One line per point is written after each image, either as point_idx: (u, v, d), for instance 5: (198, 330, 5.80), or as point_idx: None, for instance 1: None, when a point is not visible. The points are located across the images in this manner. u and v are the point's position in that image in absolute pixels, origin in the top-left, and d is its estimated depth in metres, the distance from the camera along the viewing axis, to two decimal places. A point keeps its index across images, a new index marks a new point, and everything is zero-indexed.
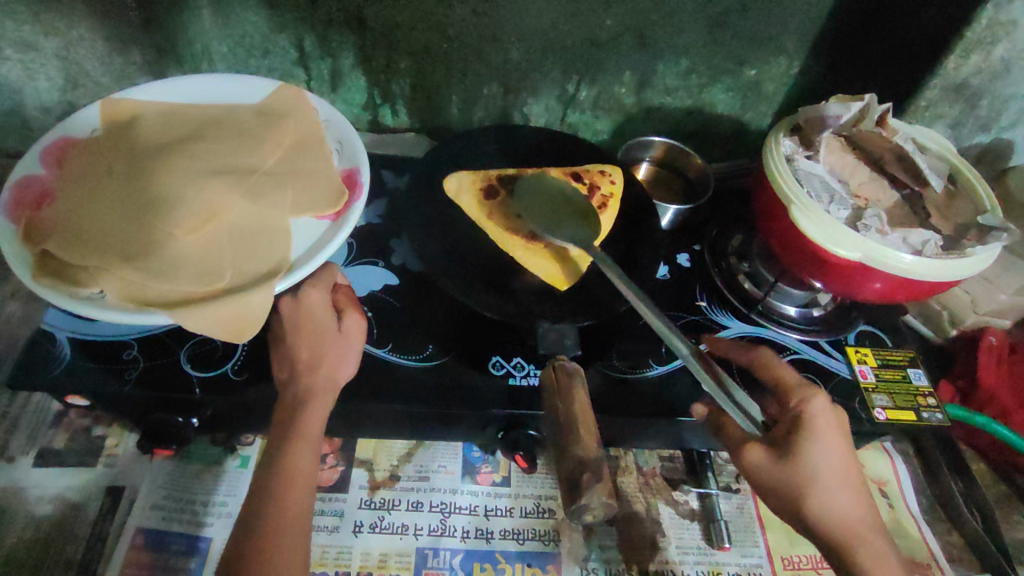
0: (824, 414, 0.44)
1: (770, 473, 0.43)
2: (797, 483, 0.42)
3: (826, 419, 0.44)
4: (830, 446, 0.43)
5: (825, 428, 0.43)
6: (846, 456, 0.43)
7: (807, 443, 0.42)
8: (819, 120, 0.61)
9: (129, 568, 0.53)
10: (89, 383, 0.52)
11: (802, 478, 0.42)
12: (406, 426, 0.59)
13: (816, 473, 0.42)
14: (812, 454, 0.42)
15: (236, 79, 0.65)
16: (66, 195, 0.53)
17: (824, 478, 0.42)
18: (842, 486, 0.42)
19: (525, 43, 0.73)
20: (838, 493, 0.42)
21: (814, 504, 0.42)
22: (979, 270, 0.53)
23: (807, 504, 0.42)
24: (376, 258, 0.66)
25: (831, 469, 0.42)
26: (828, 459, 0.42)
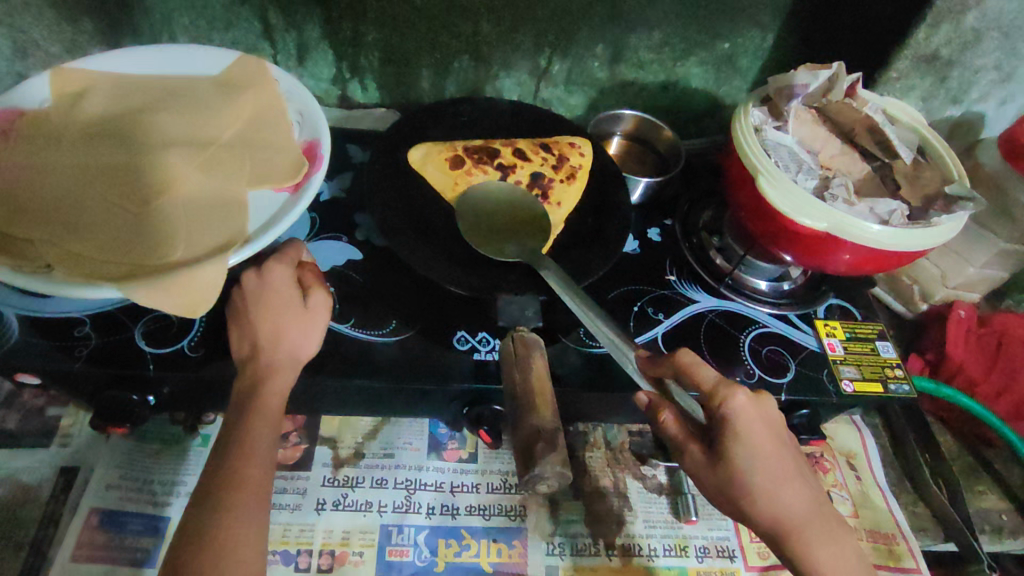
0: (749, 410, 0.41)
1: (705, 472, 0.42)
2: (733, 485, 0.41)
3: (751, 416, 0.41)
4: (759, 446, 0.41)
5: (751, 428, 0.41)
6: (779, 448, 0.41)
7: (733, 447, 0.40)
8: (787, 90, 0.60)
9: (82, 549, 0.52)
10: (37, 360, 0.50)
11: (735, 480, 0.41)
12: (370, 403, 0.58)
13: (751, 475, 0.41)
14: (741, 461, 0.40)
15: (193, 48, 0.63)
16: (13, 167, 0.51)
17: (758, 479, 0.41)
18: (780, 479, 0.41)
19: (495, 14, 0.72)
20: (780, 490, 0.41)
21: (751, 503, 0.41)
22: (948, 240, 0.53)
23: (746, 503, 0.42)
24: (340, 233, 0.64)
25: (763, 468, 0.41)
26: (758, 459, 0.41)
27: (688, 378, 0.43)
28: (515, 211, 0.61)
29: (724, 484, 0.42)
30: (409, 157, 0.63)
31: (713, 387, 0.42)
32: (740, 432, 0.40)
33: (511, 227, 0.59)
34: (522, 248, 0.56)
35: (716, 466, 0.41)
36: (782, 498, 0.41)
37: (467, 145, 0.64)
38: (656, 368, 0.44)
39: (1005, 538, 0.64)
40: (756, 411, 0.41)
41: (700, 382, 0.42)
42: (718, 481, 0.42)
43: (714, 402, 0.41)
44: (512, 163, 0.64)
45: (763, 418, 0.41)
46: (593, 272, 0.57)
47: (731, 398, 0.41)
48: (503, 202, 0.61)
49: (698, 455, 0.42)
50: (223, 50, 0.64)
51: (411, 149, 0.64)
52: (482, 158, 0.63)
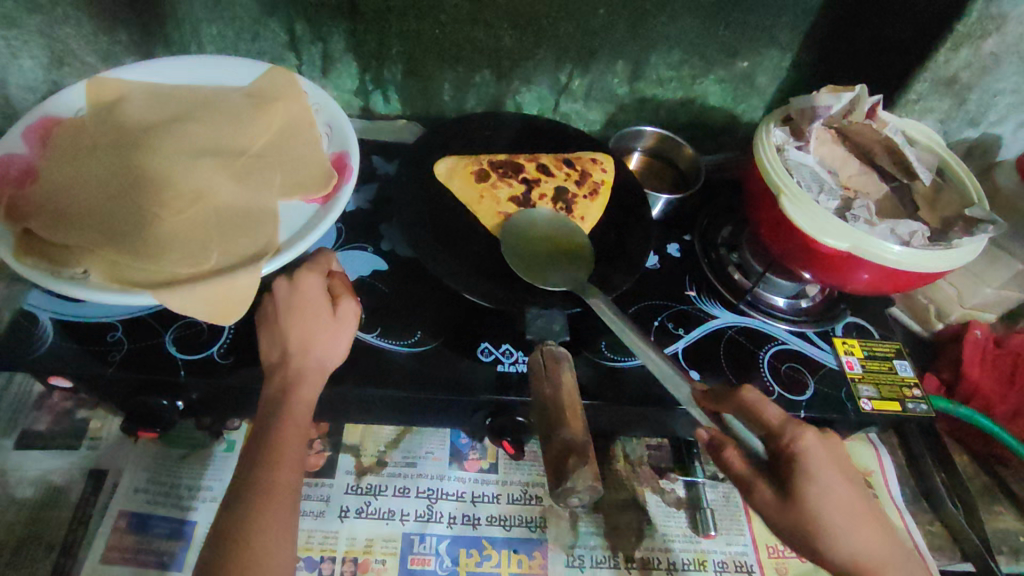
0: (817, 448, 0.41)
1: (771, 513, 0.41)
2: (803, 525, 0.40)
3: (819, 454, 0.41)
4: (831, 485, 0.40)
5: (818, 465, 0.40)
6: (849, 487, 0.41)
7: (805, 485, 0.40)
8: (809, 111, 0.61)
9: (111, 551, 0.53)
10: (70, 365, 0.51)
11: (808, 520, 0.40)
12: (394, 413, 0.58)
13: (823, 514, 0.40)
14: (811, 500, 0.40)
15: (224, 60, 0.64)
16: (50, 173, 0.52)
17: (831, 518, 0.40)
18: (851, 519, 0.41)
19: (518, 29, 0.73)
20: (852, 531, 0.41)
21: (825, 545, 0.40)
22: (968, 262, 0.54)
23: (819, 545, 0.40)
24: (365, 244, 0.65)
25: (834, 506, 0.40)
26: (831, 497, 0.40)
27: (752, 415, 0.43)
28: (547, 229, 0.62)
29: (790, 523, 0.41)
30: (434, 170, 0.64)
31: (780, 424, 0.42)
32: (811, 469, 0.40)
33: (544, 248, 0.60)
34: (567, 277, 0.56)
35: (787, 507, 0.41)
36: (854, 540, 0.41)
37: (491, 159, 0.65)
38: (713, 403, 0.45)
39: (1023, 559, 0.64)
40: (824, 448, 0.41)
41: (767, 418, 0.42)
42: (789, 521, 0.41)
43: (782, 438, 0.41)
44: (534, 177, 0.65)
45: (831, 455, 0.41)
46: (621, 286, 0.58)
47: (801, 435, 0.41)
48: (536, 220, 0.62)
49: (769, 496, 0.41)
50: (253, 62, 0.65)
51: (437, 163, 0.64)
52: (506, 172, 0.64)
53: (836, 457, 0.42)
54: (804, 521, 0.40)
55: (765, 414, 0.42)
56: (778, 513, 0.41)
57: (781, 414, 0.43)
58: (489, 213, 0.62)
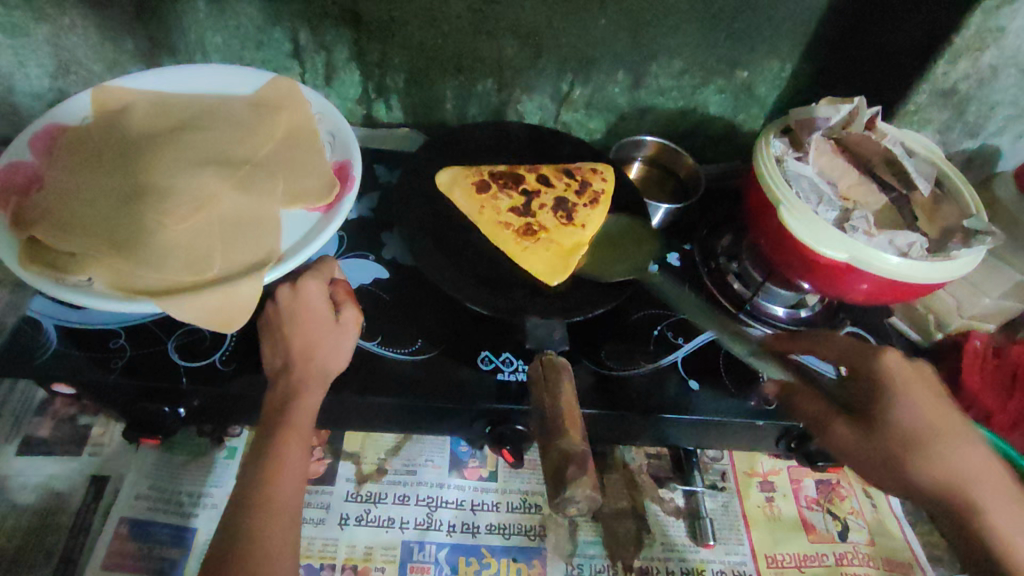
0: (905, 370, 0.50)
1: (854, 445, 0.50)
2: (888, 443, 0.48)
3: (906, 374, 0.50)
4: (918, 400, 0.48)
5: (904, 384, 0.49)
6: (934, 409, 0.49)
7: (890, 401, 0.49)
8: (808, 122, 0.61)
9: (112, 557, 0.53)
10: (74, 371, 0.51)
11: (897, 437, 0.48)
12: (395, 421, 0.59)
13: (909, 428, 0.48)
14: (898, 414, 0.48)
15: (228, 69, 0.65)
16: (56, 181, 0.52)
17: (919, 429, 0.48)
18: (932, 434, 0.48)
19: (519, 39, 0.73)
20: (939, 445, 0.47)
21: (913, 460, 0.47)
22: (967, 273, 0.54)
23: (905, 464, 0.47)
24: (367, 252, 0.66)
25: (921, 420, 0.48)
26: (911, 413, 0.48)
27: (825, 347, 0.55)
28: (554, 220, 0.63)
29: (873, 451, 0.49)
30: (436, 180, 0.64)
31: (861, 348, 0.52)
32: (890, 385, 0.49)
33: (547, 257, 0.60)
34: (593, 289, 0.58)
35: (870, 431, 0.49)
36: (943, 458, 0.47)
37: (491, 169, 0.66)
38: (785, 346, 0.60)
39: None
40: (910, 370, 0.50)
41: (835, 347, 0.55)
42: (875, 448, 0.49)
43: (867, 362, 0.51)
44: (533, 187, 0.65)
45: (921, 378, 0.50)
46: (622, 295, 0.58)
47: (887, 356, 0.51)
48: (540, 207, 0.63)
49: (847, 433, 0.50)
50: (257, 71, 0.66)
51: (438, 173, 0.65)
52: (506, 183, 0.65)
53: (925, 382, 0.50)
54: (892, 436, 0.48)
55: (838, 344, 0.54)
56: (863, 442, 0.49)
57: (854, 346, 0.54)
58: (490, 222, 0.62)
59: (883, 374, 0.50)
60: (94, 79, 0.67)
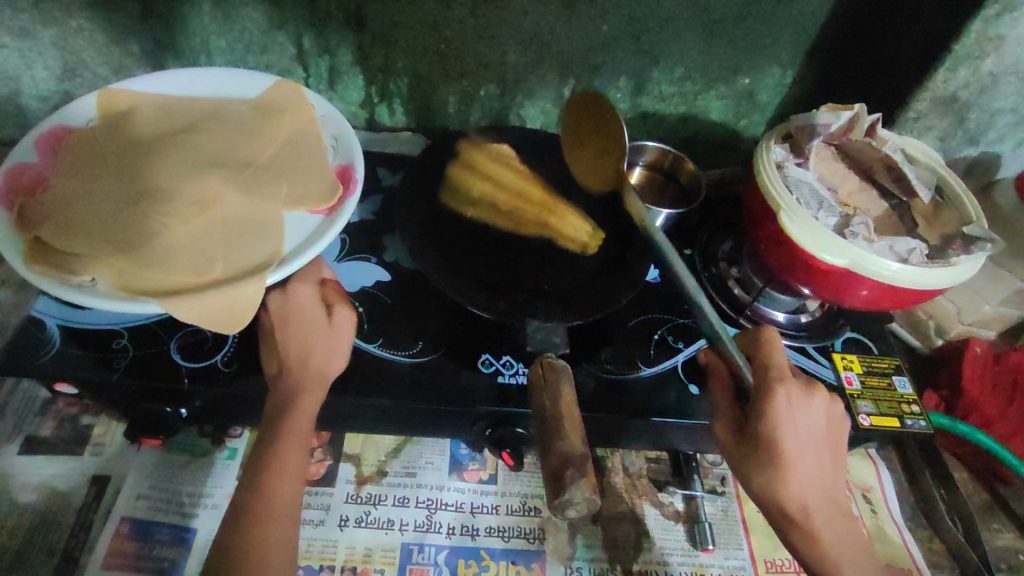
0: (787, 402, 0.46)
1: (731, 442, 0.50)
2: (753, 460, 0.47)
3: (786, 409, 0.46)
4: (786, 437, 0.46)
5: (782, 417, 0.46)
6: (803, 447, 0.46)
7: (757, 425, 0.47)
8: (809, 128, 0.62)
9: (112, 557, 0.53)
10: (78, 371, 0.52)
11: (754, 459, 0.47)
12: (395, 423, 0.59)
13: (770, 459, 0.47)
14: (763, 443, 0.47)
15: (234, 73, 0.65)
16: (61, 182, 0.53)
17: (772, 459, 0.46)
18: (793, 469, 0.46)
19: (522, 44, 0.74)
20: (785, 477, 0.46)
21: (764, 480, 0.47)
22: (968, 278, 0.54)
23: (755, 478, 0.47)
24: (368, 254, 0.66)
25: (781, 452, 0.46)
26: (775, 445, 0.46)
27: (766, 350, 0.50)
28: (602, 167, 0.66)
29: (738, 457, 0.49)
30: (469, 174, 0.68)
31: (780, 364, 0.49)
32: (764, 415, 0.46)
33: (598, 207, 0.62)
34: (593, 291, 0.59)
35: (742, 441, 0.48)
36: (772, 485, 0.47)
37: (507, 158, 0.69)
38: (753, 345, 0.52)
39: None
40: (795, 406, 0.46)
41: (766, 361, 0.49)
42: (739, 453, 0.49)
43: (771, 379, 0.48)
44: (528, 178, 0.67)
45: (801, 414, 0.47)
46: (627, 294, 0.58)
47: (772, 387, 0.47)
48: (598, 139, 0.66)
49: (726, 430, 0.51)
50: (261, 75, 0.66)
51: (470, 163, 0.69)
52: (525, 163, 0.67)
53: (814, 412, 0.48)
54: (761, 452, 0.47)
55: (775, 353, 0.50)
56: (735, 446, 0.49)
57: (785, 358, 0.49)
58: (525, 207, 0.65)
59: (767, 398, 0.46)
60: (100, 81, 0.68)
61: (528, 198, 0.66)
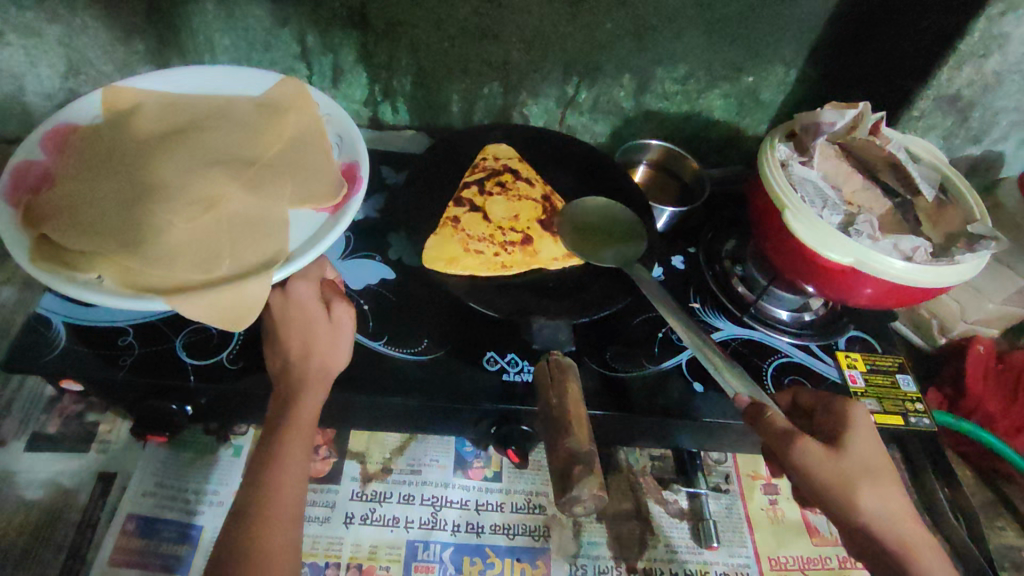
0: (867, 417, 0.49)
1: (827, 460, 0.44)
2: (862, 472, 0.44)
3: (867, 420, 0.48)
4: (877, 447, 0.47)
5: (868, 430, 0.48)
6: (889, 458, 0.47)
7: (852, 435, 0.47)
8: (814, 127, 0.62)
9: (118, 554, 0.53)
10: (84, 368, 0.52)
11: (865, 469, 0.45)
12: (400, 420, 0.59)
13: (877, 469, 0.45)
14: (867, 453, 0.46)
15: (238, 70, 0.65)
16: (67, 180, 0.53)
17: (881, 467, 0.45)
18: (892, 480, 0.46)
19: (526, 43, 0.74)
20: (893, 487, 0.45)
21: (870, 492, 0.44)
22: (971, 278, 0.54)
23: (869, 493, 0.44)
24: (372, 252, 0.66)
25: (881, 460, 0.46)
26: (873, 453, 0.46)
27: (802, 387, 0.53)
28: (597, 250, 0.61)
29: (846, 472, 0.44)
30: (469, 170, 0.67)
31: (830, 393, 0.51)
32: (852, 424, 0.47)
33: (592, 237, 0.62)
34: (597, 290, 0.59)
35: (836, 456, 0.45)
36: (888, 496, 0.45)
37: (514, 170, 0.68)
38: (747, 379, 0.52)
39: None
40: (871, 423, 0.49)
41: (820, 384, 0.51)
42: (844, 469, 0.44)
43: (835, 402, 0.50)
44: (534, 179, 0.68)
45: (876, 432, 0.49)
46: (624, 296, 0.58)
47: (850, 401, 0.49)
48: (597, 232, 0.63)
49: (820, 445, 0.45)
50: (265, 73, 0.66)
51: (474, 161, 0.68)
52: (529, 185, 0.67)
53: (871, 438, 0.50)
54: (861, 463, 0.45)
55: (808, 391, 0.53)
56: (838, 460, 0.45)
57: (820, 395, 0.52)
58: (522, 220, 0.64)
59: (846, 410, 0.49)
60: (104, 79, 0.68)
61: (503, 226, 0.63)
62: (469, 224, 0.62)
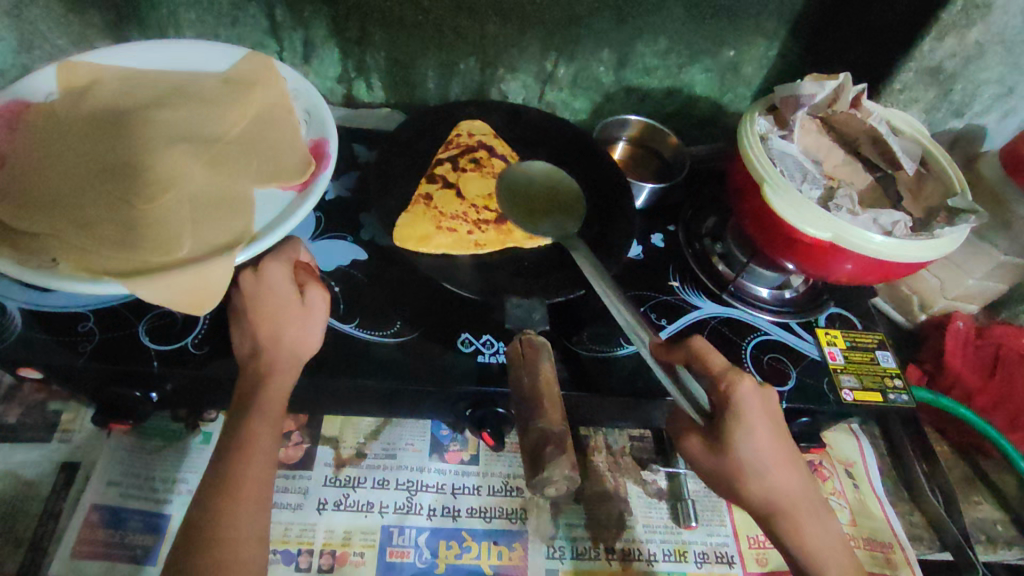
0: (753, 394, 0.43)
1: (704, 455, 0.46)
2: (732, 467, 0.44)
3: (752, 401, 0.43)
4: (762, 433, 0.43)
5: (751, 413, 0.43)
6: (779, 439, 0.44)
7: (732, 432, 0.43)
8: (793, 99, 0.60)
9: (82, 545, 0.52)
10: (41, 355, 0.50)
11: (740, 465, 0.43)
12: (374, 404, 0.58)
13: (753, 460, 0.43)
14: (743, 447, 0.43)
15: (199, 44, 0.63)
16: (18, 160, 0.50)
17: (756, 461, 0.43)
18: (772, 464, 0.43)
19: (502, 16, 0.71)
20: (772, 474, 0.43)
21: (745, 484, 0.44)
22: (949, 252, 0.54)
23: (745, 485, 0.44)
24: (345, 233, 0.64)
25: (759, 450, 0.43)
26: (753, 445, 0.43)
27: (699, 362, 0.45)
28: (538, 221, 0.61)
29: (724, 467, 0.44)
30: (448, 136, 0.67)
31: (721, 370, 0.44)
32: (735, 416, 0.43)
33: (542, 208, 0.62)
34: (567, 272, 0.57)
35: (713, 451, 0.45)
36: (772, 483, 0.44)
37: (485, 142, 0.67)
38: (670, 353, 0.46)
39: (1000, 548, 0.64)
40: (760, 398, 0.44)
41: (711, 365, 0.45)
42: (719, 463, 0.45)
43: (721, 384, 0.44)
44: (510, 156, 0.67)
45: (766, 407, 0.44)
46: (579, 287, 0.55)
47: (737, 382, 0.43)
48: (541, 200, 0.63)
49: (698, 443, 0.46)
50: (229, 47, 0.64)
51: (456, 127, 0.67)
52: (503, 158, 0.66)
53: (770, 407, 0.44)
54: (731, 461, 0.44)
55: (711, 361, 0.45)
56: (712, 457, 0.45)
57: (724, 362, 0.45)
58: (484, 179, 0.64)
59: (725, 399, 0.43)
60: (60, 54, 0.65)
61: (479, 204, 0.62)
62: (442, 202, 0.61)
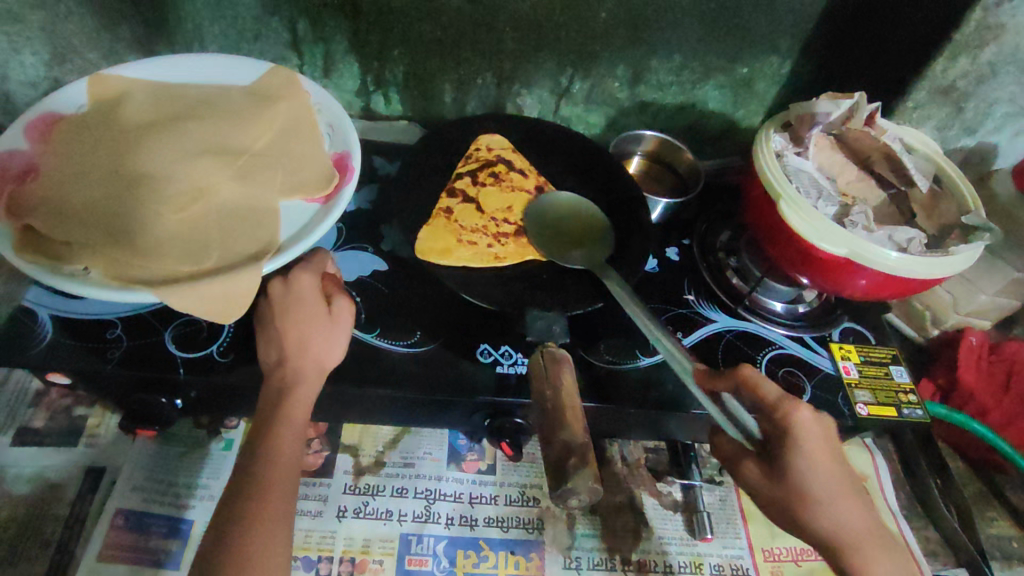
0: (810, 423, 0.45)
1: (765, 482, 0.47)
2: (791, 492, 0.45)
3: (812, 430, 0.45)
4: (821, 460, 0.44)
5: (809, 439, 0.44)
6: (838, 467, 0.45)
7: (794, 459, 0.44)
8: (808, 116, 0.61)
9: (108, 549, 0.53)
10: (71, 361, 0.51)
11: (800, 493, 0.44)
12: (394, 413, 0.59)
13: (816, 490, 0.44)
14: (805, 474, 0.44)
15: (226, 59, 0.64)
16: (51, 171, 0.51)
17: (820, 491, 0.44)
18: (835, 493, 0.44)
19: (520, 32, 0.73)
20: (835, 505, 0.44)
21: (808, 511, 0.44)
22: (965, 269, 0.54)
23: (807, 514, 0.44)
24: (365, 244, 0.66)
25: (821, 480, 0.44)
26: (817, 474, 0.44)
27: (754, 392, 0.48)
28: (566, 250, 0.60)
29: (780, 492, 0.45)
30: (468, 149, 0.68)
31: (776, 399, 0.46)
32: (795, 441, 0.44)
33: (566, 236, 0.62)
34: (582, 285, 0.58)
35: (771, 480, 0.46)
36: (837, 514, 0.44)
37: (503, 154, 0.68)
38: (716, 380, 0.49)
39: (1016, 566, 0.64)
40: (819, 429, 0.45)
41: (763, 393, 0.47)
42: (782, 494, 0.45)
43: (777, 412, 0.46)
44: (527, 170, 0.68)
45: (825, 437, 0.45)
46: (594, 301, 0.56)
47: (795, 410, 0.45)
48: (564, 229, 0.62)
49: (756, 471, 0.47)
50: (255, 62, 0.65)
51: (478, 139, 0.69)
52: (522, 170, 0.67)
53: (829, 438, 0.46)
54: (792, 488, 0.45)
55: (765, 391, 0.47)
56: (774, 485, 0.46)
57: (777, 391, 0.47)
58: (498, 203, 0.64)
59: (785, 426, 0.45)
60: None
61: (497, 218, 0.63)
62: (462, 215, 0.62)
